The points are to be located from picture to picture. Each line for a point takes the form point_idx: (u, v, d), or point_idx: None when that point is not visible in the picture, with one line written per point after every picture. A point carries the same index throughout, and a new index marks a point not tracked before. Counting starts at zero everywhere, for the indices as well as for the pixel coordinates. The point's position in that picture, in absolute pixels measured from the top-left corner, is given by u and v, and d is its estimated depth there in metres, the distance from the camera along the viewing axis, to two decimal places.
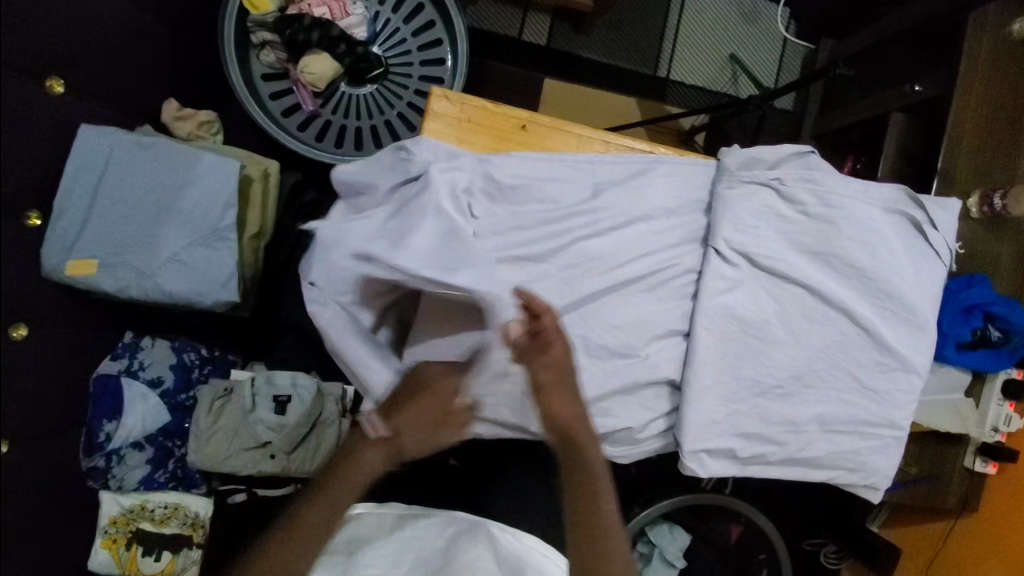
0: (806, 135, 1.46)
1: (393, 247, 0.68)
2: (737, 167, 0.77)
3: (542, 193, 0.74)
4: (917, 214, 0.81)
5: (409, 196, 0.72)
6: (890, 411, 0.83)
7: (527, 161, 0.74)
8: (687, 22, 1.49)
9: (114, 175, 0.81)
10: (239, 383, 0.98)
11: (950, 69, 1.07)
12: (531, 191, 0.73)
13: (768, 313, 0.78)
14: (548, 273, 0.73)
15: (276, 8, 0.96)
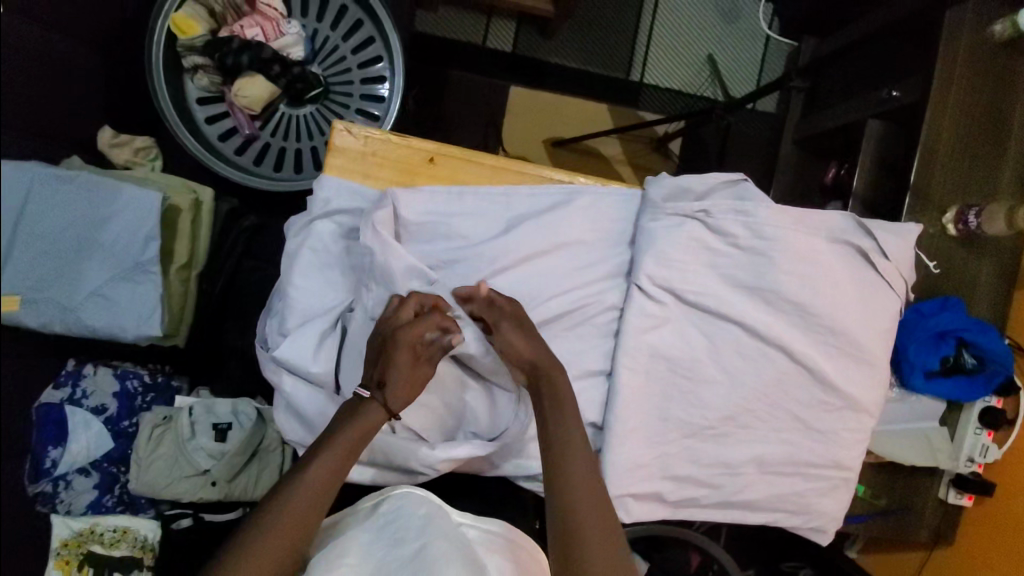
0: (787, 140, 1.38)
1: (316, 304, 0.69)
2: (663, 198, 0.73)
3: (463, 233, 0.70)
4: (865, 243, 0.75)
5: (325, 252, 0.70)
6: (836, 451, 0.78)
7: (435, 198, 0.70)
8: (660, 23, 1.43)
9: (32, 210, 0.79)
10: (178, 410, 0.98)
11: (925, 74, 1.00)
12: (448, 230, 0.70)
13: (699, 351, 0.73)
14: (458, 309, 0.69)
15: (208, 32, 0.94)
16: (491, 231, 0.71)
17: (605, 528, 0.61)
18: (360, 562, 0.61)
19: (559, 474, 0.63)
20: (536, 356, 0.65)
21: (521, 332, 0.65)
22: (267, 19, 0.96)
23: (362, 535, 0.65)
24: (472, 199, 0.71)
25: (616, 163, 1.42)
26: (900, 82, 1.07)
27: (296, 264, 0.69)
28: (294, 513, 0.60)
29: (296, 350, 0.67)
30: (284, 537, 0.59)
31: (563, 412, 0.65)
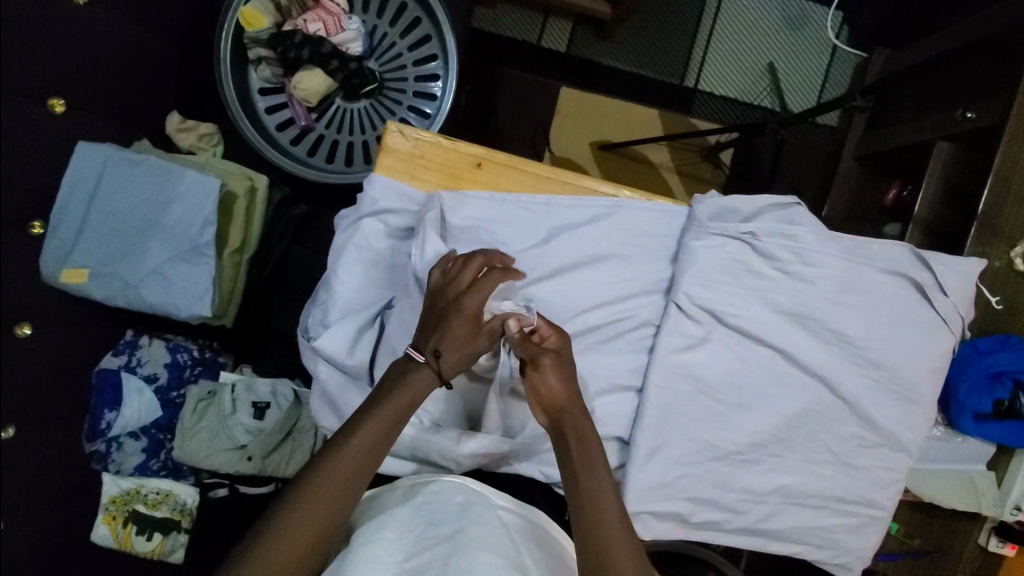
0: (848, 156, 1.33)
1: (357, 302, 0.72)
2: (709, 217, 0.71)
3: (505, 239, 0.71)
4: (922, 276, 0.72)
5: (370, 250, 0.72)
6: (869, 488, 0.75)
7: (479, 206, 0.71)
8: (721, 28, 1.39)
9: (105, 190, 0.86)
10: (222, 387, 1.03)
11: (1006, 97, 0.95)
12: (491, 236, 0.71)
13: (732, 375, 0.72)
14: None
15: (272, 25, 0.98)
16: (533, 239, 0.72)
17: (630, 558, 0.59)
18: (399, 536, 0.59)
19: (592, 520, 0.60)
20: (561, 405, 0.64)
21: (559, 375, 0.64)
22: (327, 13, 0.98)
23: (401, 512, 0.62)
24: (515, 207, 0.71)
25: (664, 169, 1.40)
26: (979, 102, 1.01)
27: (342, 260, 0.71)
28: (331, 480, 0.59)
29: (335, 344, 0.70)
30: (329, 503, 0.59)
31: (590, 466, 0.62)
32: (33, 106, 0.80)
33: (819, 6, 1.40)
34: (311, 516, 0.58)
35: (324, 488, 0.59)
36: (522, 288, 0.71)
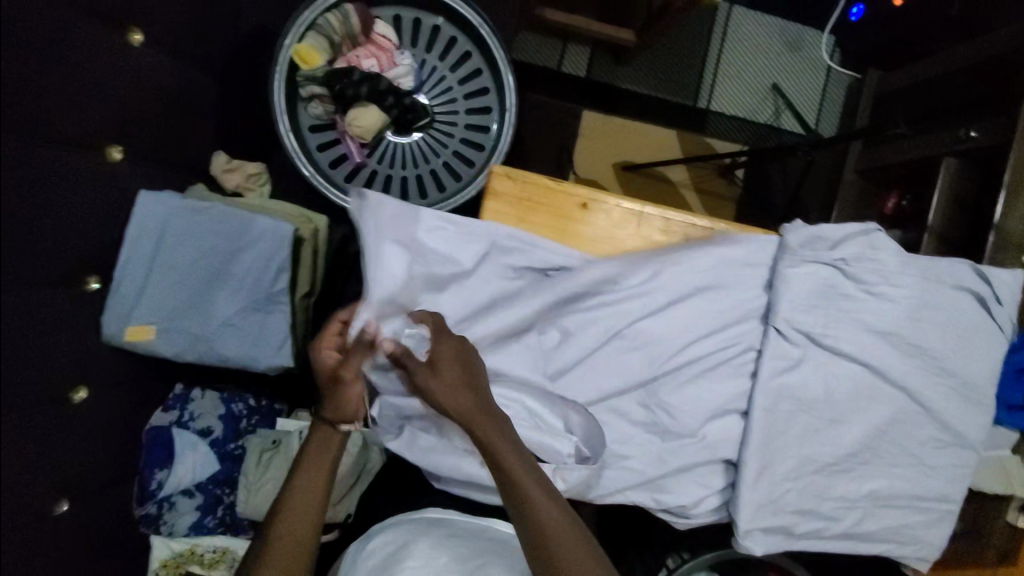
0: (850, 168, 1.42)
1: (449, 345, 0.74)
2: (801, 245, 0.76)
3: (617, 273, 0.74)
4: (984, 290, 0.79)
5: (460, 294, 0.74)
6: (945, 486, 0.82)
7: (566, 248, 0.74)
8: (728, 51, 1.46)
9: (172, 241, 0.82)
10: (287, 435, 1.01)
11: (1008, 118, 1.05)
12: (607, 270, 0.73)
13: (826, 392, 0.77)
14: (610, 344, 0.75)
15: (326, 62, 0.96)
16: (641, 277, 0.74)
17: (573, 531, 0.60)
18: (424, 564, 0.65)
19: (524, 510, 0.61)
20: (470, 411, 0.64)
21: (453, 378, 0.64)
22: (380, 49, 0.98)
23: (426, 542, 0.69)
24: (624, 244, 0.75)
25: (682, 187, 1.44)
26: (977, 121, 1.11)
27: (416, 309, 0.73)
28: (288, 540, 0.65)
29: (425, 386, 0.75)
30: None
31: (510, 464, 0.63)
32: (93, 157, 0.76)
33: (813, 30, 1.49)
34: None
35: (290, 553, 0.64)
36: (629, 321, 0.74)
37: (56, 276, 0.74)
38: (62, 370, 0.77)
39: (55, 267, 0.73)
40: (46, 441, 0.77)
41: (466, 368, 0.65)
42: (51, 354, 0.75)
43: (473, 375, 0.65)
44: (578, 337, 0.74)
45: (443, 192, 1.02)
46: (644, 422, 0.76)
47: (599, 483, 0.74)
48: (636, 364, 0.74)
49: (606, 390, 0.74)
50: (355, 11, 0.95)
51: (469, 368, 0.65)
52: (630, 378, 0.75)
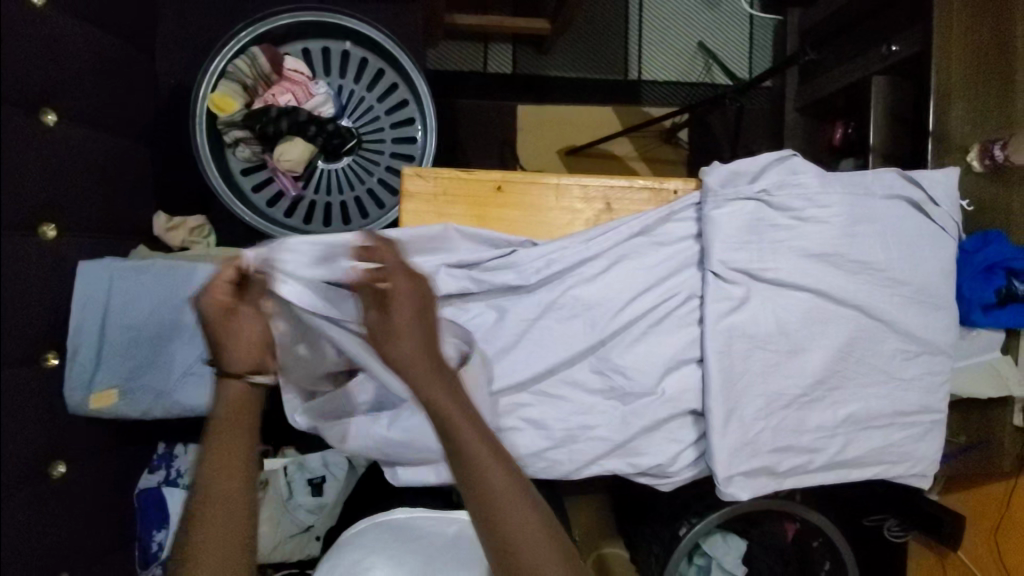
0: (791, 108, 1.42)
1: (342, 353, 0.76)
2: (720, 185, 0.76)
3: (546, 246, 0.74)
4: (916, 195, 0.79)
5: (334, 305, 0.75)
6: (926, 396, 0.81)
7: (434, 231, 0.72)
8: (648, 21, 1.48)
9: (118, 302, 0.84)
10: (273, 473, 1.00)
11: (922, 25, 1.05)
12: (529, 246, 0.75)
13: (781, 324, 0.76)
14: (547, 317, 0.75)
15: (243, 105, 0.98)
16: (569, 248, 0.74)
17: (543, 522, 0.54)
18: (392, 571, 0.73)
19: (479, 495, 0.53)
20: (415, 350, 0.52)
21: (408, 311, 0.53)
22: (295, 83, 1.00)
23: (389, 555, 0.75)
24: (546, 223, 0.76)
25: (630, 160, 1.46)
26: (899, 34, 1.11)
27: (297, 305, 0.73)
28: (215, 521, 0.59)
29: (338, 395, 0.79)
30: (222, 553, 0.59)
31: (466, 441, 0.53)
32: (26, 237, 0.78)
33: None
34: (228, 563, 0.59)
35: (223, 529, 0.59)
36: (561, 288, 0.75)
37: (10, 358, 0.75)
38: (32, 448, 0.78)
39: (7, 349, 0.74)
40: (29, 521, 0.77)
41: (417, 299, 0.53)
42: (17, 435, 0.76)
43: (429, 317, 0.54)
44: (522, 318, 0.75)
45: (383, 208, 1.04)
46: (603, 390, 0.76)
47: (570, 457, 0.74)
48: (580, 331, 0.74)
49: (557, 364, 0.74)
50: (263, 52, 0.97)
51: (424, 303, 0.54)
52: (577, 347, 0.74)
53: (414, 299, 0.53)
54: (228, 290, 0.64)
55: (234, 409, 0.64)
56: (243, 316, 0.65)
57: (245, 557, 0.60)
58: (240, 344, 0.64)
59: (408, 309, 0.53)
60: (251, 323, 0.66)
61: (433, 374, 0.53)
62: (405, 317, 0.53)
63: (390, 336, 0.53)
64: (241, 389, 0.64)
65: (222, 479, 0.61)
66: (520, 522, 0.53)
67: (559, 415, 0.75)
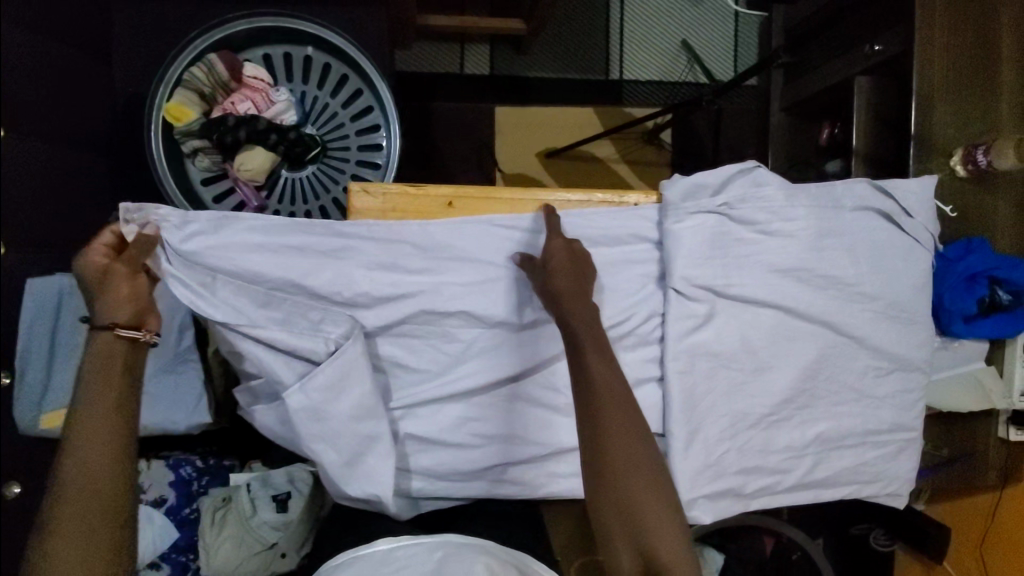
0: (776, 108, 1.38)
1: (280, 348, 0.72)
2: (680, 198, 0.72)
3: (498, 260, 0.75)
4: (888, 205, 0.76)
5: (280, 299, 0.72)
6: (898, 414, 0.78)
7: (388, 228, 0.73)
8: (629, 19, 1.44)
9: (69, 319, 0.84)
10: (237, 489, 0.97)
11: (905, 24, 1.01)
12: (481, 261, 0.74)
13: (745, 342, 0.73)
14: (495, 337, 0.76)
15: (200, 113, 0.96)
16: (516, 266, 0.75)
17: (656, 463, 0.61)
18: None
19: (604, 468, 0.59)
20: (572, 299, 0.66)
21: (571, 275, 0.68)
22: (255, 91, 0.97)
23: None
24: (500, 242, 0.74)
25: (612, 162, 1.42)
26: (882, 33, 1.07)
27: (218, 293, 0.71)
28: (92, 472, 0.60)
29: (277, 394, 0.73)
30: (88, 508, 0.59)
31: (607, 401, 0.61)
32: None
33: None
34: (93, 521, 0.59)
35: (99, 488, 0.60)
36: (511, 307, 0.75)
37: None
38: None
39: None
40: None
41: (575, 268, 0.69)
42: None
43: (583, 283, 0.69)
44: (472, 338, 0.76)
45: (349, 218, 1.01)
46: None
47: None
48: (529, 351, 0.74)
49: None
50: (220, 59, 0.95)
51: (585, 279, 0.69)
52: None
53: (565, 273, 0.68)
54: (106, 253, 0.65)
55: (106, 362, 0.63)
56: (123, 273, 0.65)
57: (118, 518, 0.60)
58: (117, 306, 0.64)
59: (566, 282, 0.68)
60: (134, 282, 0.65)
61: (591, 327, 0.65)
62: (571, 288, 0.67)
63: (555, 297, 0.67)
64: (111, 342, 0.63)
65: (90, 440, 0.60)
66: (644, 491, 0.59)
67: None
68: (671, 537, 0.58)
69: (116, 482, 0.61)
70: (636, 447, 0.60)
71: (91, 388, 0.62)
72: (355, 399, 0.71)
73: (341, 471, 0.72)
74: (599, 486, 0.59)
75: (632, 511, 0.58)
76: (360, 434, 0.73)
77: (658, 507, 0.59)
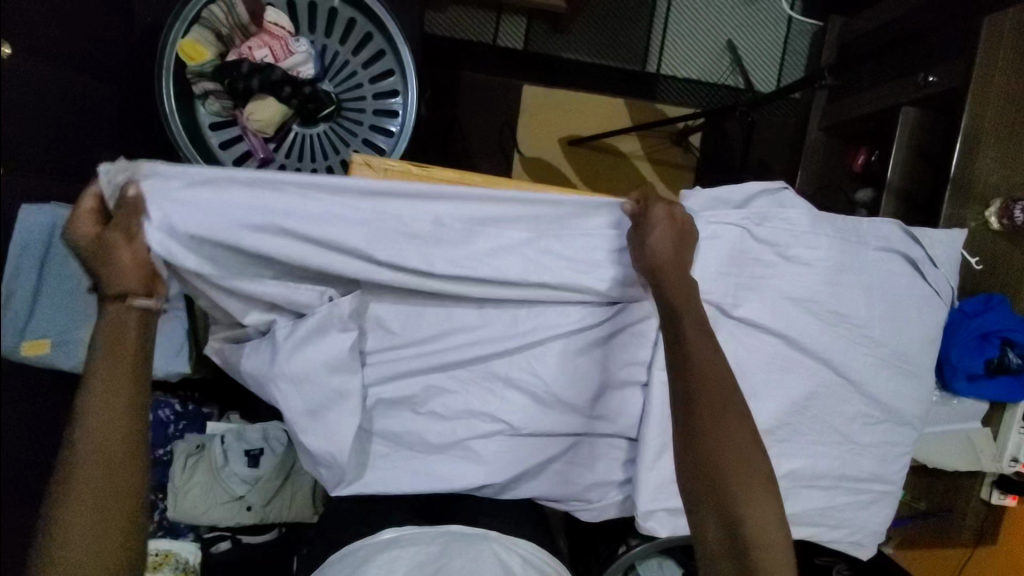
0: (815, 125, 1.32)
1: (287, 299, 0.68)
2: (700, 208, 0.71)
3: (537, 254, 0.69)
4: (916, 252, 0.74)
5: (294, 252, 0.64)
6: (879, 464, 0.77)
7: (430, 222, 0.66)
8: (677, 9, 1.37)
9: (58, 255, 0.85)
10: (212, 439, 1.00)
11: (965, 60, 0.96)
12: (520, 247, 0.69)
13: (737, 365, 0.72)
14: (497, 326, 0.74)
15: (215, 55, 0.93)
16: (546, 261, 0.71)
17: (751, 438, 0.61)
18: None
19: (703, 443, 0.60)
20: (667, 259, 0.65)
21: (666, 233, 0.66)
22: (274, 37, 0.93)
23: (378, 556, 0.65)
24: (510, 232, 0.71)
25: (635, 158, 1.38)
26: (939, 65, 1.01)
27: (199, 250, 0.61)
28: (100, 485, 0.55)
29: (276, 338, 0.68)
30: (103, 504, 0.55)
31: (699, 382, 0.61)
32: None
33: None
34: (103, 527, 0.55)
35: (111, 487, 0.56)
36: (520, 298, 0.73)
37: None
38: None
39: None
40: None
41: (677, 224, 0.67)
42: None
43: (682, 242, 0.67)
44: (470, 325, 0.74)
45: None
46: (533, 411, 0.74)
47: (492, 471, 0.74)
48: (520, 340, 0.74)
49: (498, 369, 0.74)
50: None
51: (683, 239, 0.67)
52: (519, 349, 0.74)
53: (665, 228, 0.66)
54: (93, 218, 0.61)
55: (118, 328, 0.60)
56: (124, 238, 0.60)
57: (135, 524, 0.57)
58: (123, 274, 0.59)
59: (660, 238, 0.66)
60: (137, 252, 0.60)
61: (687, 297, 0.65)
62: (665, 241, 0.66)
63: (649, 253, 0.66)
64: (122, 311, 0.60)
65: (102, 433, 0.57)
66: (746, 463, 0.60)
67: (488, 423, 0.74)
68: (767, 518, 0.58)
69: (131, 474, 0.57)
70: (734, 430, 0.60)
71: (99, 378, 0.58)
72: (331, 348, 0.68)
73: (299, 420, 0.68)
74: (698, 467, 0.60)
75: (729, 497, 0.58)
76: (329, 388, 0.69)
77: (740, 436, 0.60)
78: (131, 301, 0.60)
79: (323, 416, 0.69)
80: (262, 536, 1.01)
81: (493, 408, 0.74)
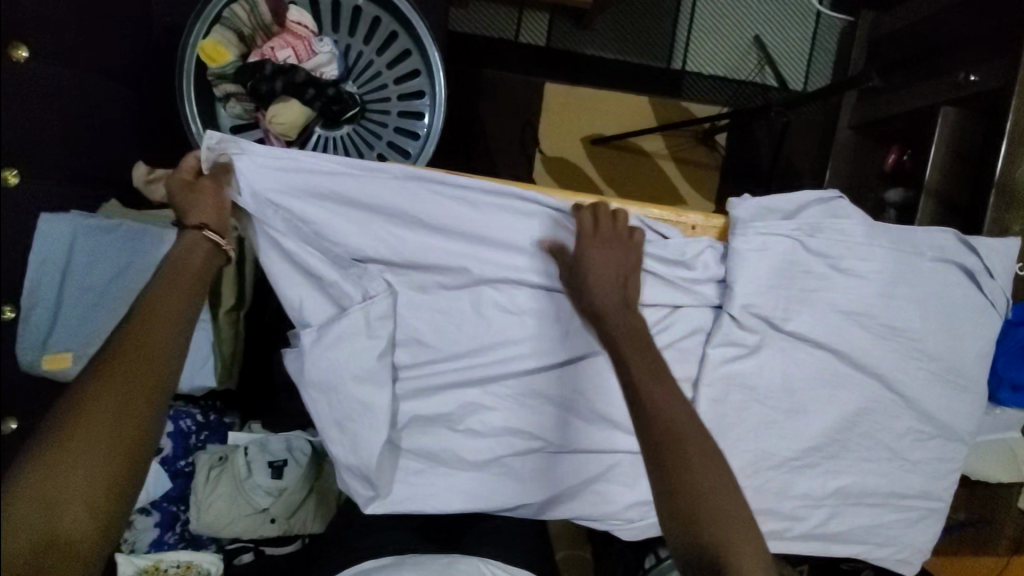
0: (845, 124, 1.28)
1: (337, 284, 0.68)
2: (749, 219, 0.68)
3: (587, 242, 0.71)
4: (972, 262, 0.71)
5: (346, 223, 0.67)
6: (929, 480, 0.74)
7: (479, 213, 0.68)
8: (703, 4, 1.33)
9: (80, 265, 0.82)
10: (234, 450, 0.97)
11: (1009, 59, 0.92)
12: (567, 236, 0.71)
13: (786, 381, 0.69)
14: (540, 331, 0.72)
15: (237, 56, 0.90)
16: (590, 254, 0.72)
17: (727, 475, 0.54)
18: None
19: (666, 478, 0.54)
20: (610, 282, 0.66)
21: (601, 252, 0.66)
22: (296, 37, 0.89)
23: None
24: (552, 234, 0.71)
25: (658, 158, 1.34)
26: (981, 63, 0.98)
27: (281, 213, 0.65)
28: (103, 411, 0.53)
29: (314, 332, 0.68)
30: (108, 432, 0.52)
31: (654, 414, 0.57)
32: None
33: None
34: (100, 452, 0.52)
35: (114, 419, 0.53)
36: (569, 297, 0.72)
37: None
38: None
39: None
40: None
41: (614, 247, 0.67)
42: None
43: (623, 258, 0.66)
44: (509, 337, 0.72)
45: None
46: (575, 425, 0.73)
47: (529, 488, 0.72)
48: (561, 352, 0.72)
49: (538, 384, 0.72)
50: None
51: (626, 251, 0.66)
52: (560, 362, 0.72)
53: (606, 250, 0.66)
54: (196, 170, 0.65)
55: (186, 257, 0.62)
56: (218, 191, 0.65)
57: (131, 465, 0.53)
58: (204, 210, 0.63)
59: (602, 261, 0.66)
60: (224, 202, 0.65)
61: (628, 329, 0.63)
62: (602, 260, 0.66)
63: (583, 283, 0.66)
64: (195, 241, 0.63)
65: (123, 365, 0.55)
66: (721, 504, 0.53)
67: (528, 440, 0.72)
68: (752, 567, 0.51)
69: (139, 414, 0.54)
70: (706, 469, 0.54)
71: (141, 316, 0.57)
72: (363, 356, 0.67)
73: (331, 432, 0.68)
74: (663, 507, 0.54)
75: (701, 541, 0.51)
76: (362, 401, 0.68)
77: (711, 475, 0.54)
78: (206, 234, 0.63)
79: (358, 428, 0.68)
80: (283, 548, 0.99)
81: (534, 424, 0.72)
